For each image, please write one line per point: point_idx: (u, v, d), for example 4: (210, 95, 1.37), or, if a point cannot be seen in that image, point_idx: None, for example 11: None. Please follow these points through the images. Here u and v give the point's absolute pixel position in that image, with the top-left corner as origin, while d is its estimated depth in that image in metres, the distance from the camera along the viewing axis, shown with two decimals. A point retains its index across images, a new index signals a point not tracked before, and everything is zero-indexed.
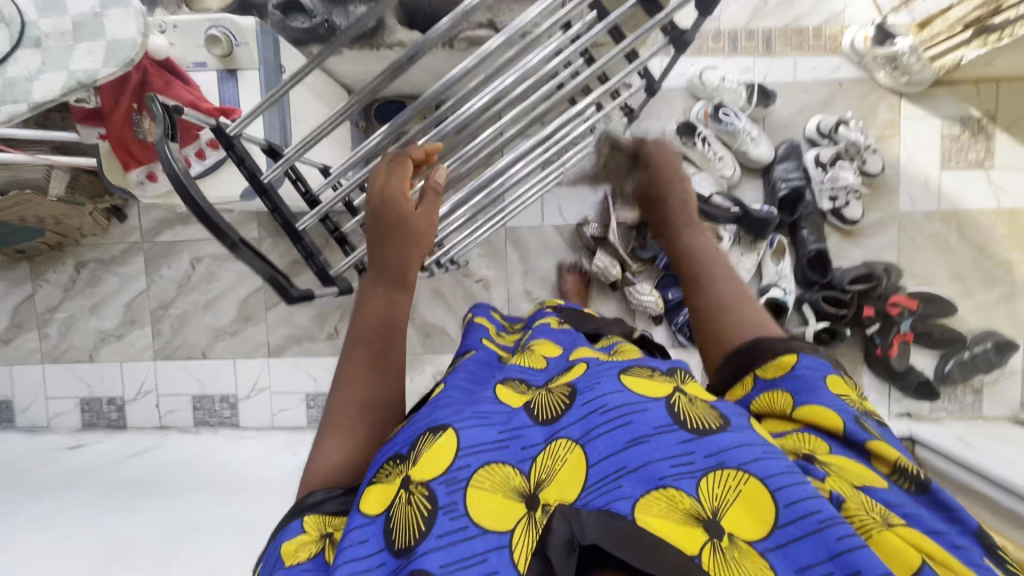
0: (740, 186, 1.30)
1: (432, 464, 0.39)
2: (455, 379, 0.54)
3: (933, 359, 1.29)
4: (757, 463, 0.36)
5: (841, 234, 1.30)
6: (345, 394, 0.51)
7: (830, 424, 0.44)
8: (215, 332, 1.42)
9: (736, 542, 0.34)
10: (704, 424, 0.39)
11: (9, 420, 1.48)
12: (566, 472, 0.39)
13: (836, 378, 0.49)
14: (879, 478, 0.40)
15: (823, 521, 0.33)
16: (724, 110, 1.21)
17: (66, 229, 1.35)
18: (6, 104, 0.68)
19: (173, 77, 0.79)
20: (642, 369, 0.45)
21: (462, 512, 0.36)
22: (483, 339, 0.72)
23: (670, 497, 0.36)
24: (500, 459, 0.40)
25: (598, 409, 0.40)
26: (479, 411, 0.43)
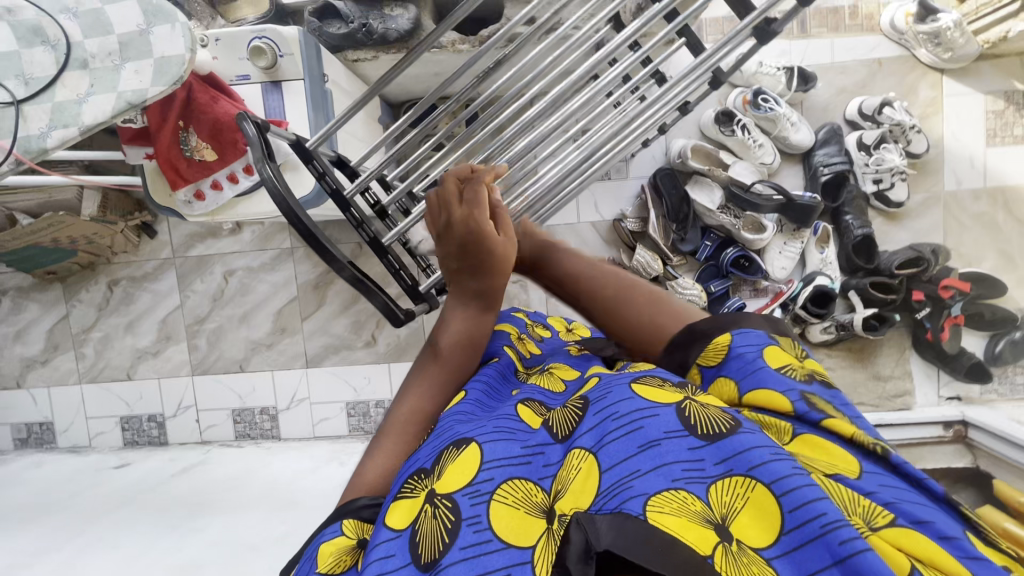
0: (780, 173, 1.28)
1: (453, 478, 0.39)
2: (476, 392, 0.52)
3: (982, 340, 1.28)
4: (764, 467, 0.32)
5: (884, 217, 1.27)
6: (412, 404, 0.52)
7: (779, 406, 0.38)
8: (251, 345, 1.41)
9: (746, 549, 0.30)
10: (715, 428, 0.35)
11: (50, 442, 1.48)
12: (581, 479, 0.36)
13: (775, 349, 0.41)
14: (849, 458, 0.34)
15: (827, 525, 0.28)
16: (764, 96, 1.19)
17: (98, 248, 1.34)
18: (58, 129, 0.67)
19: (219, 93, 0.78)
20: (653, 378, 0.42)
21: (485, 526, 0.34)
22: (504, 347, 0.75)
23: (682, 501, 0.32)
24: (522, 474, 0.39)
25: (609, 417, 0.38)
26: (501, 429, 0.43)
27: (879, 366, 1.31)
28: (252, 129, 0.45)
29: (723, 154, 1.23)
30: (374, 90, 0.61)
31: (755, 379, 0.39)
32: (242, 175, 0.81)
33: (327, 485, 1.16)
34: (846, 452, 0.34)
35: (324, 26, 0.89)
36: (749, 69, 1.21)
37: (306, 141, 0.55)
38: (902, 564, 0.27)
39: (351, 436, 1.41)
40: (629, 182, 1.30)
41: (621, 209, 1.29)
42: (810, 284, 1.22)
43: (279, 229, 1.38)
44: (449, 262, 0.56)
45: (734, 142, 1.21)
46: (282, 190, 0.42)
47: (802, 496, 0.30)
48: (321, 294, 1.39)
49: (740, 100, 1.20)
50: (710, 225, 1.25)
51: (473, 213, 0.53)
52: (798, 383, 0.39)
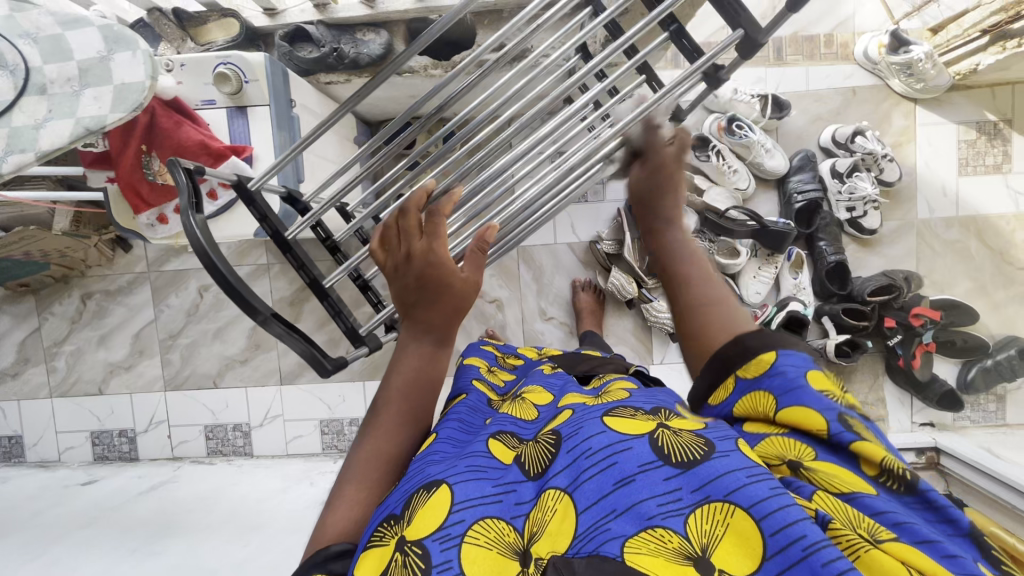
0: (755, 199, 1.29)
1: (423, 523, 0.41)
2: (449, 433, 0.55)
3: (955, 367, 1.28)
4: (741, 492, 0.34)
5: (858, 244, 1.28)
6: (373, 446, 0.52)
7: (813, 425, 0.38)
8: (225, 361, 1.40)
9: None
10: (690, 456, 0.38)
11: (19, 456, 1.45)
12: (557, 519, 0.39)
13: (819, 374, 0.40)
14: (865, 483, 0.35)
15: (809, 547, 0.30)
16: (738, 123, 1.20)
17: (71, 262, 1.33)
18: (14, 154, 0.66)
19: (183, 117, 0.78)
20: (625, 410, 0.46)
21: (456, 569, 0.37)
22: (474, 379, 0.78)
23: (658, 538, 0.34)
24: (493, 514, 0.42)
25: (583, 454, 0.41)
26: (474, 467, 0.46)
27: (853, 392, 1.31)
28: (184, 177, 0.44)
29: (698, 178, 1.24)
30: (329, 121, 0.60)
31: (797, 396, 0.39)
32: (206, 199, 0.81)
33: (295, 506, 1.15)
34: (864, 477, 0.35)
35: (294, 50, 0.89)
36: (724, 95, 1.22)
37: (248, 182, 0.55)
38: None
39: (325, 454, 1.40)
40: (605, 204, 1.30)
41: (597, 231, 1.30)
42: (783, 309, 1.22)
43: (255, 244, 1.37)
44: (403, 295, 0.53)
45: (709, 167, 1.23)
46: (205, 242, 0.41)
47: (785, 518, 0.31)
48: (296, 311, 1.38)
49: (714, 127, 1.21)
50: None
51: (433, 246, 0.51)
52: (837, 405, 0.39)
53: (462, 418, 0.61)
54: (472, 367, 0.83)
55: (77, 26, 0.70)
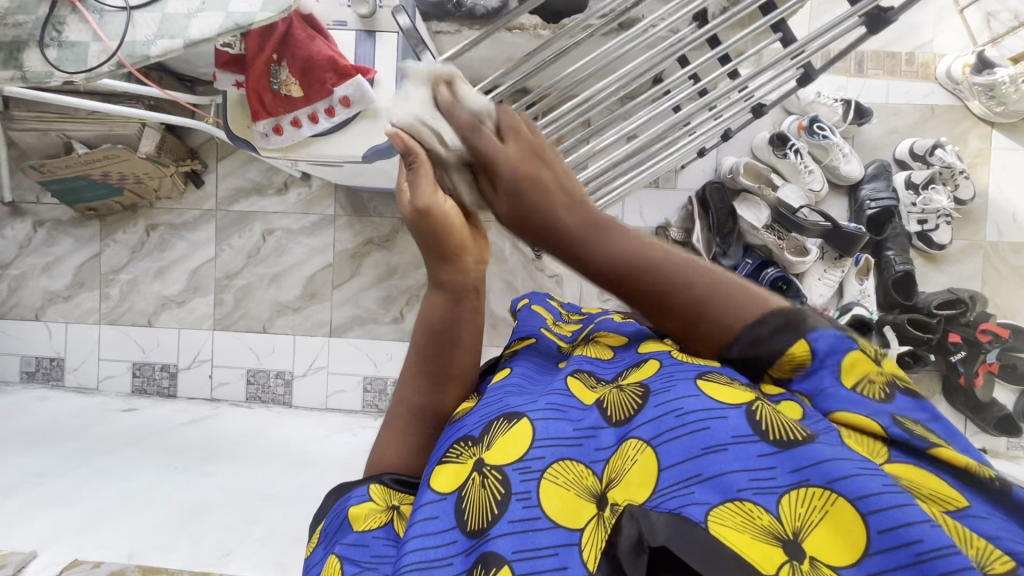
0: (824, 203, 1.30)
1: (504, 451, 0.44)
2: (521, 371, 0.58)
3: (1013, 394, 1.27)
4: (847, 482, 0.32)
5: (925, 259, 1.29)
6: (403, 395, 0.56)
7: (869, 432, 0.35)
8: (277, 307, 1.41)
9: (819, 567, 0.31)
10: (789, 434, 0.35)
11: (58, 379, 1.45)
12: (636, 471, 0.39)
13: (856, 357, 0.37)
14: (955, 490, 0.32)
15: (922, 555, 0.29)
16: (819, 124, 1.23)
17: (143, 190, 1.36)
18: (164, 39, 0.70)
19: (315, 33, 0.80)
20: (721, 372, 0.42)
21: (534, 502, 0.40)
22: (541, 328, 0.72)
23: (747, 513, 0.34)
24: (573, 456, 0.43)
25: (672, 412, 0.39)
26: (554, 406, 0.46)
27: None
28: None
29: (774, 175, 1.26)
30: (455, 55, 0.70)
31: (831, 401, 0.37)
32: (323, 116, 0.82)
33: (341, 452, 1.14)
34: (951, 482, 0.33)
35: None
36: (806, 97, 1.25)
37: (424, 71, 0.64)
38: None
39: (365, 411, 1.39)
40: (676, 193, 1.32)
41: (666, 218, 1.32)
42: (847, 312, 1.22)
43: (325, 194, 1.39)
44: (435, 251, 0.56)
45: (785, 165, 1.25)
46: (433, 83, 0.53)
47: (895, 520, 0.30)
48: (356, 265, 1.39)
49: (795, 126, 1.24)
50: (752, 244, 1.27)
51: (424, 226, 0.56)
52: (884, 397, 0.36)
53: (537, 362, 0.61)
54: (536, 317, 0.77)
55: None
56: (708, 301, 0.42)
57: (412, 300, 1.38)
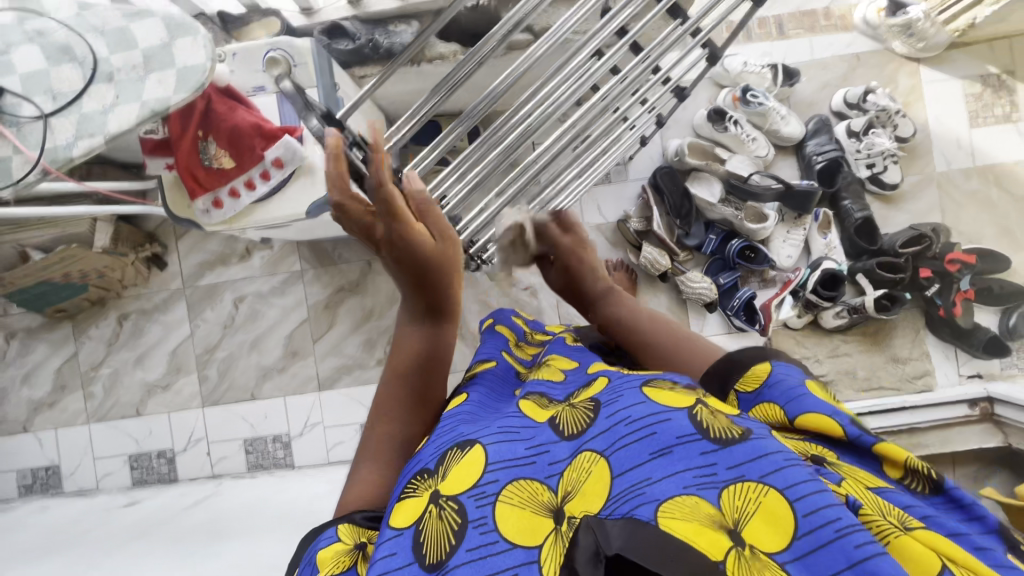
0: (775, 166, 1.32)
1: (459, 480, 0.46)
2: (477, 396, 0.61)
3: (995, 315, 1.28)
4: (777, 474, 0.36)
5: (882, 201, 1.30)
6: (379, 429, 0.59)
7: (830, 430, 0.44)
8: (263, 372, 1.41)
9: (758, 554, 0.35)
10: (728, 434, 0.40)
11: (56, 487, 1.43)
12: (591, 482, 0.42)
13: (815, 383, 0.48)
14: (890, 481, 0.41)
15: (841, 529, 0.34)
16: (752, 93, 1.25)
17: (108, 282, 1.36)
18: (84, 138, 0.70)
19: (237, 103, 0.81)
20: (664, 382, 0.49)
21: (491, 526, 0.42)
22: (502, 350, 0.77)
23: (693, 505, 0.37)
24: (528, 475, 0.45)
25: (622, 422, 0.44)
26: (506, 430, 0.49)
27: (896, 349, 1.31)
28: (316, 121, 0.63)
29: (719, 149, 1.28)
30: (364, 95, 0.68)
31: (800, 406, 0.45)
32: (259, 182, 0.82)
33: None
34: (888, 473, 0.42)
35: (333, 43, 0.95)
36: (734, 68, 1.27)
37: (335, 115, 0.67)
38: (934, 564, 0.33)
39: None
40: (629, 184, 1.34)
41: (624, 210, 1.32)
42: (818, 269, 1.24)
43: (288, 251, 1.40)
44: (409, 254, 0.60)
45: (728, 137, 1.27)
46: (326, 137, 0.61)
47: (822, 501, 0.35)
48: (332, 315, 1.39)
49: (730, 98, 1.27)
50: (712, 219, 1.28)
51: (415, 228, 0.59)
52: (844, 409, 0.46)
53: (492, 386, 0.64)
54: (498, 340, 0.79)
55: (140, 18, 0.73)
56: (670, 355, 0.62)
57: (393, 340, 1.38)
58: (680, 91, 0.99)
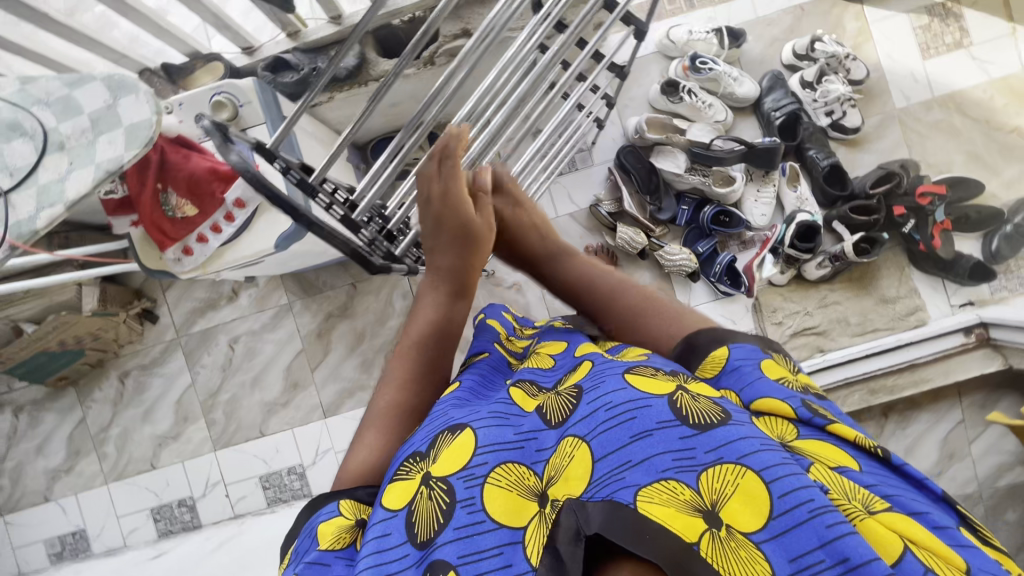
0: (736, 128, 1.33)
1: (450, 461, 0.47)
2: (469, 384, 0.61)
3: (977, 241, 1.28)
4: (754, 456, 0.37)
5: (847, 146, 1.31)
6: (389, 398, 0.61)
7: (785, 413, 0.45)
8: (267, 408, 1.43)
9: (734, 534, 0.35)
10: (707, 419, 0.41)
11: (86, 550, 1.46)
12: (574, 465, 0.42)
13: (770, 363, 0.49)
14: (848, 458, 0.42)
15: (814, 510, 0.34)
16: (701, 60, 1.26)
17: (104, 344, 1.38)
18: (46, 209, 0.72)
19: (190, 150, 0.83)
20: (646, 369, 0.48)
21: (478, 507, 0.43)
22: (494, 343, 0.75)
23: (671, 490, 0.37)
24: (514, 459, 0.46)
25: (602, 407, 0.44)
26: (496, 414, 0.50)
27: (884, 289, 1.31)
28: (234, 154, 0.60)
29: (677, 120, 1.29)
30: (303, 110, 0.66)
31: (753, 392, 0.46)
32: (224, 224, 0.84)
33: None
34: (846, 451, 0.43)
35: (278, 78, 0.96)
36: (680, 38, 1.27)
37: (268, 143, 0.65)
38: (897, 548, 0.34)
39: None
40: (595, 168, 1.34)
41: (594, 194, 1.33)
42: (793, 223, 1.24)
43: (274, 286, 1.42)
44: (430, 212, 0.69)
45: (684, 107, 1.28)
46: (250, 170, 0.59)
47: (795, 483, 0.36)
48: (326, 342, 1.41)
49: (680, 69, 1.27)
50: (682, 190, 1.29)
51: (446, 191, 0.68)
52: (796, 392, 0.47)
53: (484, 374, 0.64)
54: (490, 331, 0.78)
55: (82, 84, 0.74)
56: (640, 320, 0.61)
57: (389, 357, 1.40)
58: (620, 71, 1.00)
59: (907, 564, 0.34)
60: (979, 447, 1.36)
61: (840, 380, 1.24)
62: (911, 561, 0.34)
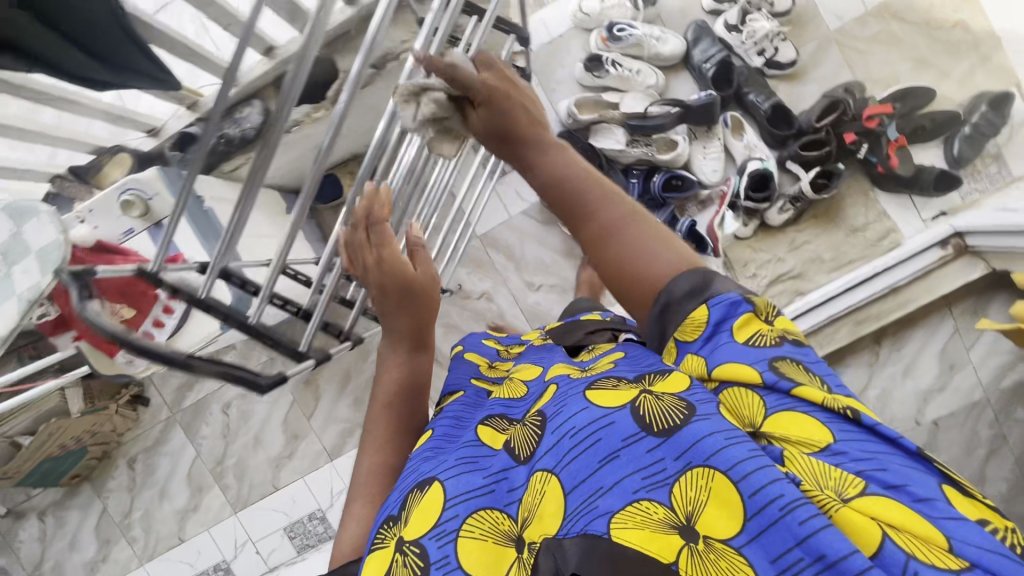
0: (670, 88, 1.28)
1: (421, 522, 0.46)
2: (442, 426, 0.60)
3: (938, 149, 1.24)
4: (719, 455, 0.35)
5: (787, 81, 1.26)
6: (370, 464, 0.61)
7: (749, 382, 0.42)
8: (274, 463, 1.45)
9: (712, 544, 0.34)
10: (669, 422, 0.39)
11: None
12: (546, 502, 0.41)
13: (750, 317, 0.46)
14: (822, 426, 0.38)
15: (785, 506, 0.32)
16: (618, 27, 1.22)
17: (104, 437, 1.40)
18: None
19: (112, 254, 0.82)
20: (608, 381, 0.47)
21: (454, 565, 0.42)
22: (472, 377, 0.74)
23: (644, 512, 0.36)
24: (487, 505, 0.45)
25: (567, 434, 0.42)
26: (464, 460, 0.48)
27: (852, 218, 1.28)
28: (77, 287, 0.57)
29: (608, 94, 1.24)
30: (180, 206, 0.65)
31: (720, 358, 0.44)
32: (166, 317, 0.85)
33: None
34: (818, 419, 0.39)
35: None
36: (593, 9, 1.23)
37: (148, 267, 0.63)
38: (875, 534, 0.31)
39: None
40: None
41: None
42: (745, 174, 1.21)
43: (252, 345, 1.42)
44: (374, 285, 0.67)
45: (612, 80, 1.24)
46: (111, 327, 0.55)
47: (762, 480, 0.33)
48: (315, 389, 1.43)
49: (599, 41, 1.23)
50: (628, 164, 1.24)
51: (383, 255, 0.65)
52: (766, 352, 0.43)
53: (459, 413, 0.62)
54: (467, 366, 0.77)
55: None
56: (624, 228, 0.53)
57: None
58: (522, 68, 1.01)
59: (888, 554, 0.30)
60: (977, 353, 1.35)
61: (824, 318, 1.23)
62: (891, 550, 0.31)
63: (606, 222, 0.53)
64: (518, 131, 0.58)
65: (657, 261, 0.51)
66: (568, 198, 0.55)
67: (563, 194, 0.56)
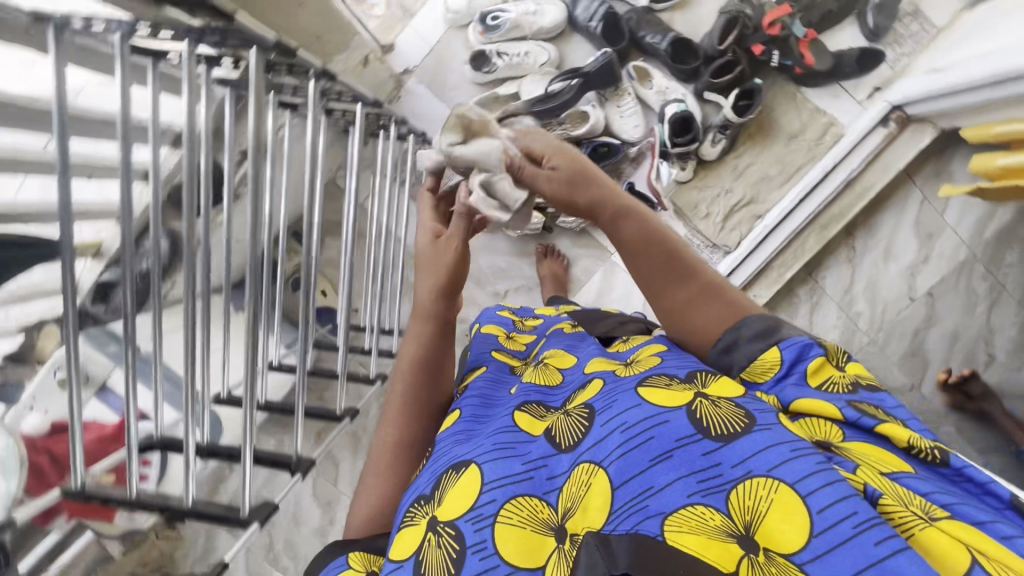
0: (566, 57, 1.23)
1: (456, 503, 0.41)
2: (469, 407, 0.54)
3: (854, 26, 1.18)
4: (785, 466, 0.33)
5: (681, 9, 1.20)
6: (390, 436, 0.59)
7: (826, 414, 0.40)
8: (319, 534, 1.49)
9: (772, 557, 0.30)
10: (728, 427, 0.37)
11: None
12: (592, 497, 0.38)
13: (823, 362, 0.44)
14: (902, 462, 0.36)
15: (859, 525, 0.29)
16: (491, 15, 1.15)
17: None
18: None
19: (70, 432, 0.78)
20: (661, 379, 0.44)
21: (491, 551, 0.37)
22: (492, 349, 0.68)
23: (700, 517, 0.33)
24: (525, 491, 0.40)
25: (618, 429, 0.39)
26: (502, 444, 0.44)
27: (788, 125, 1.23)
28: None
29: (506, 86, 1.19)
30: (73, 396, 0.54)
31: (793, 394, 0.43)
32: None
33: None
34: (901, 458, 0.36)
35: None
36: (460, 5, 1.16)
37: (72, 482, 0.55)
38: (964, 561, 0.28)
39: None
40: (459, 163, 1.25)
41: None
42: (666, 119, 1.17)
43: None
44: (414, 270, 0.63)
45: (504, 71, 1.18)
46: None
47: (836, 495, 0.30)
48: (332, 457, 1.49)
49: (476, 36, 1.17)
50: None
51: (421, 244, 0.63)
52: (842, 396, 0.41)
53: (484, 393, 0.56)
54: (487, 338, 0.72)
55: None
56: (697, 298, 0.53)
57: None
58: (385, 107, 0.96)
59: None
60: (952, 213, 1.31)
61: (788, 236, 1.25)
62: None
63: (681, 293, 0.53)
64: (597, 190, 0.52)
65: (722, 320, 0.52)
66: (642, 262, 0.53)
67: (641, 256, 0.53)
